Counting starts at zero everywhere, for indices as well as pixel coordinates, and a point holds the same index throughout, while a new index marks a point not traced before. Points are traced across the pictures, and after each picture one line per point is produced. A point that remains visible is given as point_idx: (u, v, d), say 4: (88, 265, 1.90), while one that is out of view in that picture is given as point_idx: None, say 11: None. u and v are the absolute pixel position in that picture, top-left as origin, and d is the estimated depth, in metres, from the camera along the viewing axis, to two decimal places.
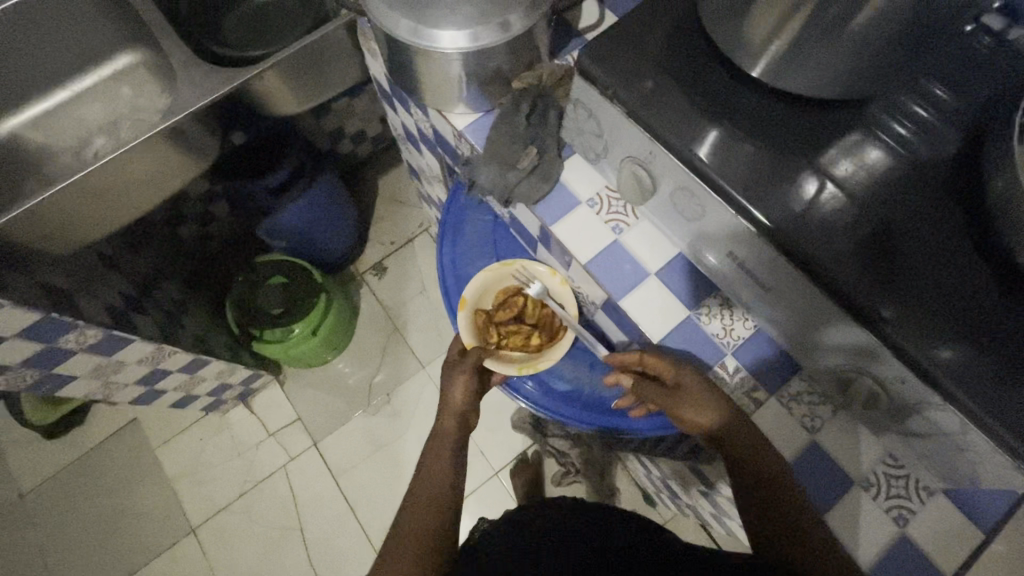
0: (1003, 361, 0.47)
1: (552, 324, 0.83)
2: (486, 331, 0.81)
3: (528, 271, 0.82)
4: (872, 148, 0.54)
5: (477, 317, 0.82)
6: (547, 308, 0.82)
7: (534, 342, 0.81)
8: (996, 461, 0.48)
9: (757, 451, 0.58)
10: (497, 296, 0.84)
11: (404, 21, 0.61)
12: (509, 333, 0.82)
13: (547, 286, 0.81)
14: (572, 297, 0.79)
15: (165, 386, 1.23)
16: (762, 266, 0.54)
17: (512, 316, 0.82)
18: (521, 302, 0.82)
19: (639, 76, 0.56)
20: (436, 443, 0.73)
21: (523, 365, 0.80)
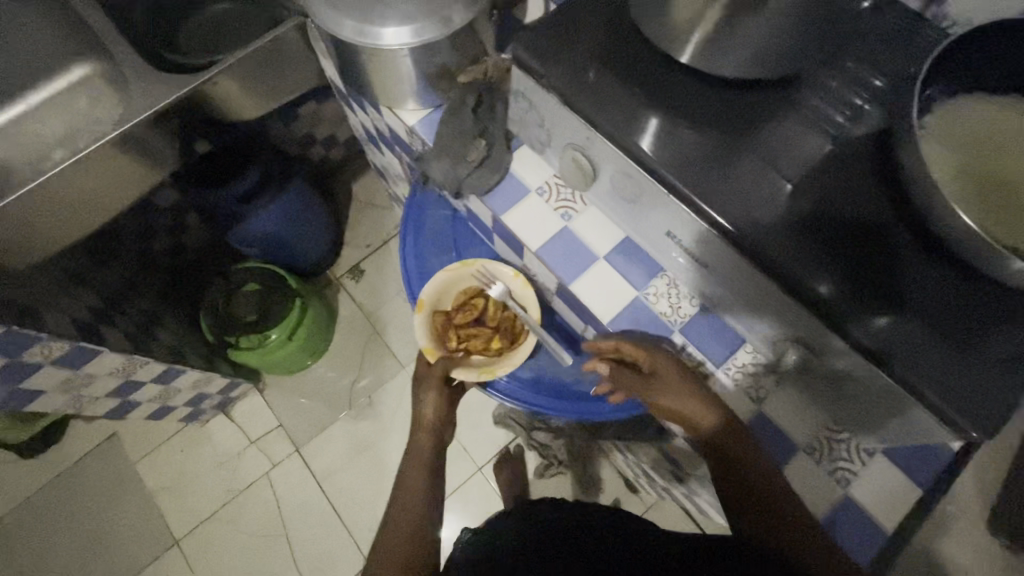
0: (926, 322, 0.50)
1: (513, 328, 0.82)
2: (445, 334, 0.81)
3: (488, 270, 0.82)
4: (794, 126, 0.57)
5: (436, 317, 0.82)
6: (508, 311, 0.82)
7: (495, 346, 0.81)
8: (920, 420, 0.50)
9: (744, 446, 0.60)
10: (457, 297, 0.83)
11: (348, 22, 0.62)
12: (469, 335, 0.81)
13: (508, 287, 0.82)
14: (534, 299, 0.80)
15: (140, 397, 1.23)
16: (699, 245, 0.56)
17: (473, 318, 0.82)
18: (481, 304, 0.82)
19: (574, 67, 0.58)
20: (412, 459, 0.75)
21: (483, 371, 0.79)
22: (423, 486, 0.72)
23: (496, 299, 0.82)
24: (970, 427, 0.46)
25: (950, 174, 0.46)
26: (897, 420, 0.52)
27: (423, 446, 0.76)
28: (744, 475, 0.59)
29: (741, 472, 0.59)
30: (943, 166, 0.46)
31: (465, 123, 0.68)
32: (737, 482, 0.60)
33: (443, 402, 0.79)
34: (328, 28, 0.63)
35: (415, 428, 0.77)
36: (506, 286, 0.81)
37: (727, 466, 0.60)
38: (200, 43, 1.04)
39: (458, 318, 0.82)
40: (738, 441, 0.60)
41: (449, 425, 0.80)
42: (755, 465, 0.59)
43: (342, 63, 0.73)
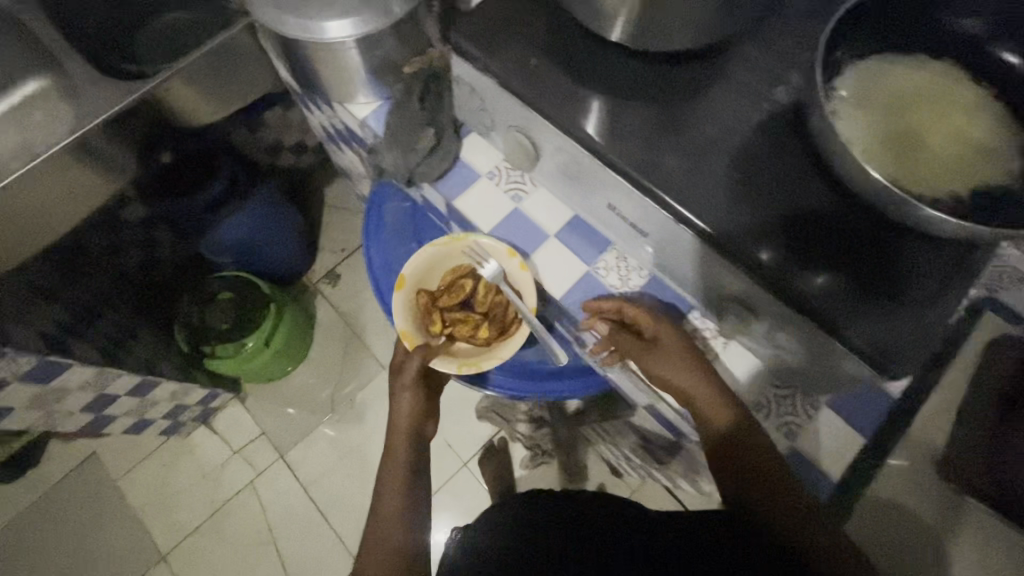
0: (850, 272, 0.52)
1: (504, 316, 0.76)
2: (429, 317, 0.76)
3: (479, 245, 0.70)
4: (724, 93, 0.59)
5: (420, 298, 0.76)
6: (500, 295, 0.76)
7: (482, 335, 0.76)
8: (852, 370, 0.52)
9: (758, 440, 0.60)
10: (444, 276, 0.77)
11: (292, 20, 0.64)
12: (455, 321, 0.76)
13: (503, 267, 0.68)
14: (533, 286, 0.67)
15: (115, 411, 1.23)
16: (637, 214, 0.58)
17: (460, 302, 0.76)
18: (470, 286, 0.76)
19: (509, 51, 0.60)
20: (390, 461, 0.74)
21: (465, 363, 0.75)
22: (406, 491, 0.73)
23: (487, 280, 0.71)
24: (895, 370, 0.49)
25: (861, 129, 0.48)
26: (836, 369, 0.55)
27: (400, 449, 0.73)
28: (760, 471, 0.59)
29: (759, 468, 0.59)
30: (853, 123, 0.49)
31: (412, 112, 0.69)
32: (755, 479, 0.59)
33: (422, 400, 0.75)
34: (273, 24, 0.64)
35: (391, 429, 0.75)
36: (500, 267, 0.67)
37: (751, 467, 0.60)
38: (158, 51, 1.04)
39: (443, 300, 0.76)
40: (751, 439, 0.60)
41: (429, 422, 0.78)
42: (776, 464, 0.59)
43: (291, 61, 0.74)
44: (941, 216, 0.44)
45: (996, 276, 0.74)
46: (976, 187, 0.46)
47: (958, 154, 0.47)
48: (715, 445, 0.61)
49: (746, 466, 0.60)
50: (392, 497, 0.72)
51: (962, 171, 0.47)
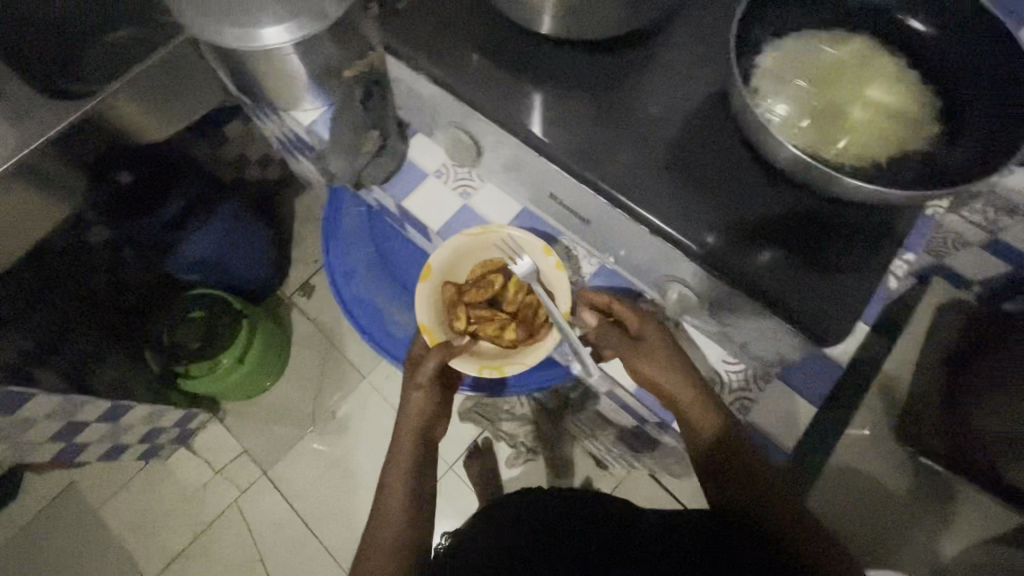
0: (788, 245, 0.53)
1: (534, 319, 0.68)
2: (453, 312, 0.67)
3: (514, 241, 0.67)
4: (655, 74, 0.60)
5: (446, 290, 0.68)
6: (531, 296, 0.69)
7: (508, 337, 0.66)
8: (792, 342, 0.54)
9: (740, 440, 0.60)
10: (474, 269, 0.69)
11: (227, 30, 0.62)
12: (481, 320, 0.67)
13: (536, 266, 0.66)
14: (566, 287, 0.65)
15: (87, 438, 1.21)
16: (579, 202, 0.59)
17: (488, 298, 0.68)
18: (501, 282, 0.68)
19: (445, 47, 0.60)
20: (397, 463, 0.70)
21: (486, 365, 0.65)
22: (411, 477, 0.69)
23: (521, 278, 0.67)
24: (831, 339, 0.50)
25: (782, 105, 0.50)
26: (779, 343, 0.56)
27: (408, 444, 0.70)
28: (741, 468, 0.59)
29: (742, 466, 0.59)
30: (775, 99, 0.50)
31: (355, 113, 0.69)
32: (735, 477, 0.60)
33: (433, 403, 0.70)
34: (208, 36, 0.63)
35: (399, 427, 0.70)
36: (534, 264, 0.65)
37: (731, 466, 0.59)
38: (91, 55, 0.94)
39: (471, 295, 0.68)
40: (737, 444, 0.59)
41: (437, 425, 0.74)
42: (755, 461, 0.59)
43: (233, 71, 0.74)
44: (862, 184, 0.46)
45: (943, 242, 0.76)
46: (894, 154, 0.48)
47: (876, 122, 0.49)
48: (703, 451, 0.60)
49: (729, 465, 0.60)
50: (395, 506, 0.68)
51: (880, 140, 0.48)
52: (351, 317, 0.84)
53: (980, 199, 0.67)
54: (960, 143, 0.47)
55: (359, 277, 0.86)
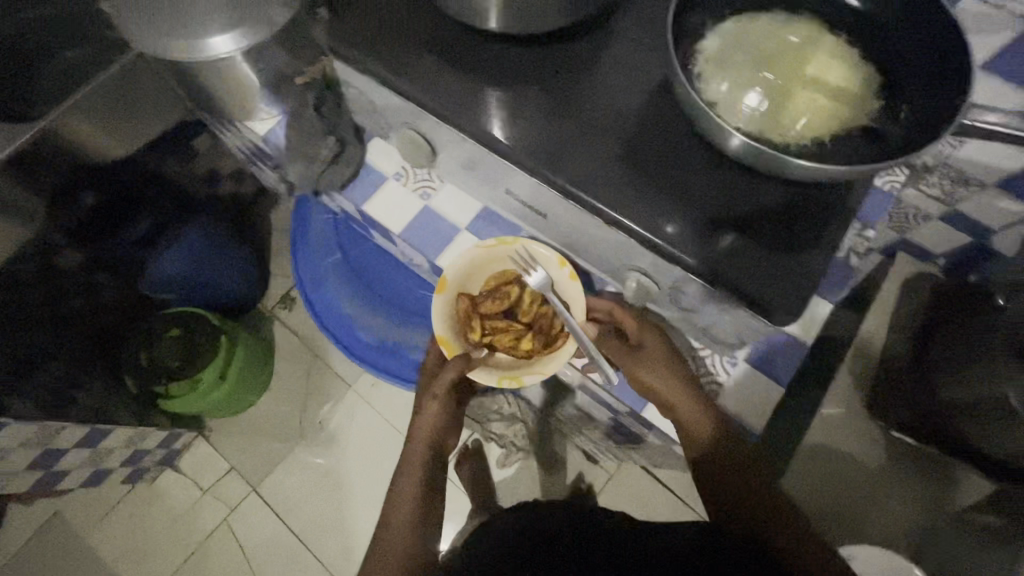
0: (746, 227, 0.52)
1: (551, 328, 0.65)
2: (468, 324, 0.65)
3: (528, 251, 0.64)
4: (605, 63, 0.59)
5: (459, 302, 0.65)
6: (546, 306, 0.65)
7: (525, 347, 0.64)
8: (754, 325, 0.53)
9: (735, 446, 0.60)
10: (488, 280, 0.66)
11: (172, 42, 0.61)
12: (496, 330, 0.65)
13: (551, 277, 0.63)
14: (581, 298, 0.62)
15: (67, 464, 1.20)
16: (534, 196, 0.59)
17: (505, 309, 0.66)
18: (515, 294, 0.65)
19: (393, 48, 0.59)
20: (407, 473, 0.69)
21: (504, 376, 0.62)
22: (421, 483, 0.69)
23: (535, 290, 0.65)
24: (789, 318, 0.49)
25: (729, 89, 0.50)
26: (742, 328, 0.55)
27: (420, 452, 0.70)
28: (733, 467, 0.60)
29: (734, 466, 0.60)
30: (720, 84, 0.50)
31: None
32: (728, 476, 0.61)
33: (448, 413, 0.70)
34: (153, 49, 0.62)
35: (413, 438, 0.70)
36: (548, 275, 0.63)
37: (724, 465, 0.60)
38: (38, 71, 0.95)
39: (487, 306, 0.65)
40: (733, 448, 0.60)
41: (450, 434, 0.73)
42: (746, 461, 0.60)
43: (185, 83, 0.73)
44: (809, 162, 0.46)
45: (905, 218, 0.77)
46: (838, 130, 0.48)
47: (820, 101, 0.49)
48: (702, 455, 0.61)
49: (721, 466, 0.60)
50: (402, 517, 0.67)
51: (824, 119, 0.48)
52: (325, 327, 0.84)
53: (935, 173, 0.68)
54: (900, 117, 0.48)
55: (329, 285, 0.85)
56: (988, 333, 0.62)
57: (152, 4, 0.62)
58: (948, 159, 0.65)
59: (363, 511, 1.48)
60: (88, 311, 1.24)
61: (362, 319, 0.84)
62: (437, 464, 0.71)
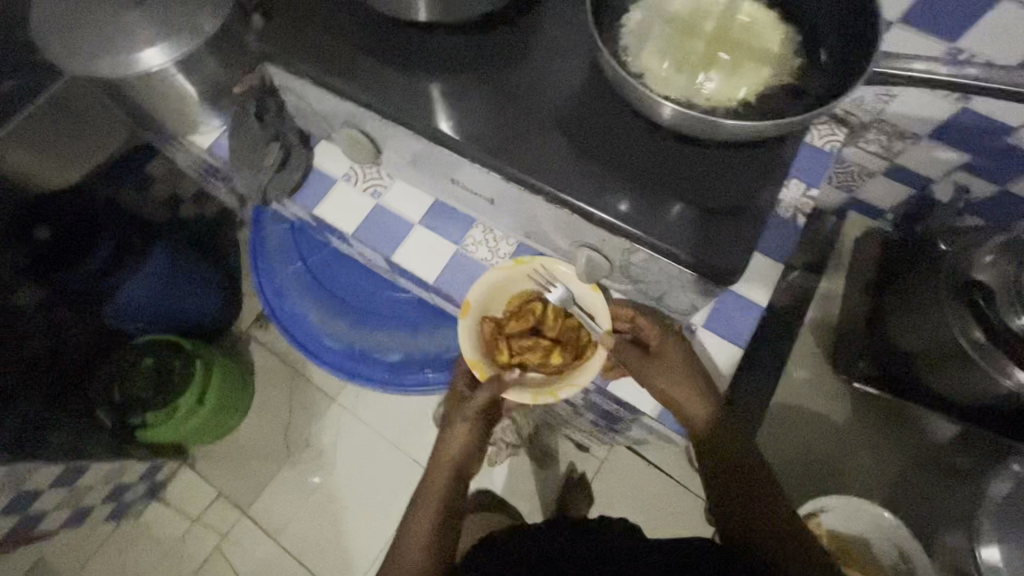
0: (689, 193, 0.53)
1: (579, 341, 0.65)
2: (495, 346, 0.64)
3: (546, 269, 0.64)
4: (538, 45, 0.60)
5: (484, 326, 0.64)
6: (571, 319, 0.65)
7: (554, 362, 0.63)
8: (705, 289, 0.54)
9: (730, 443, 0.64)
10: (511, 300, 0.65)
11: (102, 61, 0.60)
12: (524, 348, 0.64)
13: (571, 290, 0.63)
14: (604, 308, 0.62)
15: (43, 506, 1.17)
16: (480, 182, 0.59)
17: (531, 327, 0.65)
18: (539, 311, 0.65)
19: (325, 47, 0.59)
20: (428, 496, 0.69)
21: (540, 393, 0.61)
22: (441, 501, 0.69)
23: (558, 306, 0.64)
24: (731, 277, 0.50)
25: (658, 59, 0.51)
26: (695, 293, 0.56)
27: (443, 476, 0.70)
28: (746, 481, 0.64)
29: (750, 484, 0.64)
30: (647, 56, 0.51)
31: (251, 128, 0.67)
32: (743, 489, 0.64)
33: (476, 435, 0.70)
34: (81, 69, 0.61)
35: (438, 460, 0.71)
36: (569, 290, 0.63)
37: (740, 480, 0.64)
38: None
39: (512, 326, 0.64)
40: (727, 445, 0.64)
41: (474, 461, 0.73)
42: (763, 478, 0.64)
43: (123, 103, 0.72)
44: (738, 122, 0.47)
45: (851, 175, 0.79)
46: (761, 92, 0.50)
47: (742, 64, 0.50)
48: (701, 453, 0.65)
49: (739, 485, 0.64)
50: (418, 537, 0.67)
51: (749, 82, 0.50)
52: (294, 338, 0.82)
53: (872, 130, 0.70)
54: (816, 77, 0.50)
55: (293, 296, 0.84)
56: (931, 283, 0.64)
57: (75, 23, 0.61)
58: (881, 114, 0.67)
59: (359, 523, 1.45)
60: (53, 351, 1.25)
61: (330, 328, 0.83)
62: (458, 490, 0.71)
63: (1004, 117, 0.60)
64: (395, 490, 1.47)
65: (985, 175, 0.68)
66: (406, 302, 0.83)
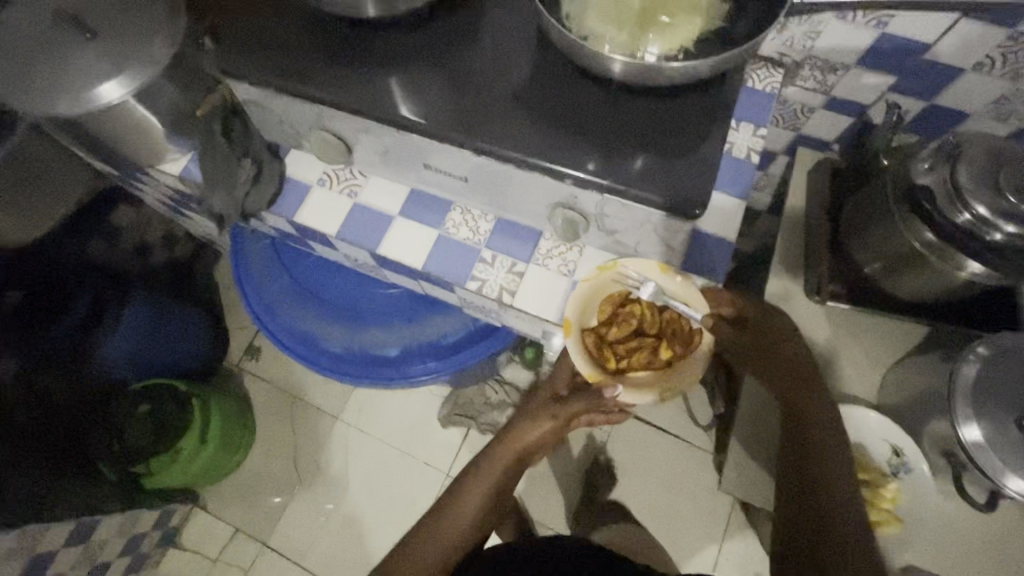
0: (648, 140, 0.57)
1: (683, 331, 0.66)
2: (603, 356, 0.65)
3: (632, 270, 0.63)
4: (487, 27, 0.63)
5: (589, 339, 0.65)
6: (667, 312, 0.66)
7: (665, 355, 0.64)
8: (676, 227, 0.57)
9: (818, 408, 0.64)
10: (604, 307, 0.65)
11: (62, 98, 0.61)
12: (631, 350, 0.65)
13: (660, 284, 0.63)
14: (698, 295, 0.63)
15: (60, 568, 1.14)
16: (452, 163, 0.62)
17: (631, 328, 0.65)
18: (637, 311, 0.65)
19: (284, 56, 0.61)
20: (472, 489, 0.70)
21: (663, 390, 0.63)
22: (493, 490, 0.70)
23: (651, 302, 0.64)
24: (695, 208, 0.54)
25: (598, 22, 0.54)
26: (667, 232, 0.59)
27: (496, 471, 0.71)
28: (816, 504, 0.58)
29: (820, 501, 0.58)
30: (586, 21, 0.55)
31: (220, 148, 0.68)
32: (801, 513, 0.58)
33: (552, 436, 0.73)
34: (41, 109, 0.61)
35: (507, 446, 0.72)
36: (658, 285, 0.63)
37: (808, 502, 0.58)
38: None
39: (613, 333, 0.65)
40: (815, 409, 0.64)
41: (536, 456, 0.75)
42: (836, 501, 0.57)
43: (87, 141, 0.72)
44: (679, 65, 0.51)
45: (795, 115, 0.84)
46: (695, 39, 0.54)
47: (674, 17, 0.54)
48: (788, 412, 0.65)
49: (798, 495, 0.60)
50: (461, 515, 0.69)
51: (683, 33, 0.54)
52: (290, 349, 0.83)
53: (806, 67, 0.75)
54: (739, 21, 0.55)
55: (284, 308, 0.85)
56: (880, 196, 0.69)
57: (27, 65, 0.62)
58: (812, 51, 0.72)
59: (381, 536, 1.46)
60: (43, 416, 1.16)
61: (327, 335, 0.84)
62: (509, 482, 0.72)
63: (919, 34, 0.65)
64: (413, 498, 1.48)
65: (912, 94, 0.74)
66: (398, 299, 0.85)
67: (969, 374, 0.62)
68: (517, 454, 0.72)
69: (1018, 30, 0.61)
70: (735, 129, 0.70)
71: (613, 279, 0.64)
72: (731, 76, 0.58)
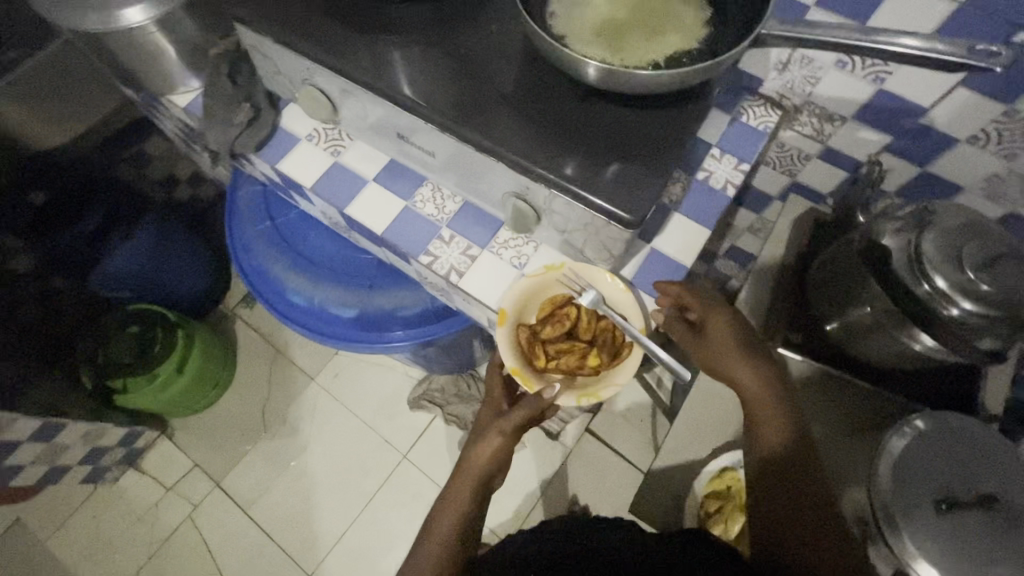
0: (611, 147, 0.58)
1: (614, 342, 0.66)
2: (532, 352, 0.65)
3: (578, 273, 0.64)
4: (489, 17, 0.65)
5: (520, 333, 0.64)
6: (604, 320, 0.66)
7: (591, 363, 0.64)
8: (620, 237, 0.58)
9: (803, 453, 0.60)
10: (543, 308, 0.66)
11: (87, 15, 0.66)
12: (561, 352, 0.65)
13: (602, 293, 0.64)
14: (636, 308, 0.64)
15: (20, 460, 1.20)
16: (424, 138, 0.64)
17: (564, 331, 0.65)
18: (573, 314, 0.65)
19: (291, 12, 0.65)
20: (427, 555, 0.62)
21: (583, 394, 0.63)
22: (459, 517, 0.64)
23: (588, 309, 0.65)
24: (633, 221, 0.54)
25: (580, 27, 0.56)
26: (613, 242, 0.59)
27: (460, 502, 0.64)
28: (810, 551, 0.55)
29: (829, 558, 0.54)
30: (569, 24, 0.56)
31: (224, 89, 0.73)
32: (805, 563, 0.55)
33: (507, 452, 0.67)
34: (67, 21, 0.67)
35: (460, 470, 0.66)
36: (599, 293, 0.64)
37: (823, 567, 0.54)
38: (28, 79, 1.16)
39: (547, 331, 0.65)
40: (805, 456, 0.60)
41: (498, 476, 0.69)
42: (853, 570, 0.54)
43: (113, 61, 0.78)
44: (645, 77, 0.52)
45: (791, 160, 0.83)
46: (671, 57, 0.55)
47: (654, 35, 0.56)
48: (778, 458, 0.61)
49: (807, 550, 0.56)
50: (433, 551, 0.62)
51: (661, 50, 0.55)
52: (256, 290, 0.87)
53: (804, 113, 0.74)
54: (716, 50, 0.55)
55: (259, 251, 0.89)
56: (850, 252, 0.68)
57: None
58: (811, 96, 0.72)
59: (330, 503, 1.47)
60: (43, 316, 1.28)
61: (294, 286, 0.88)
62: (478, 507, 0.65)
63: (916, 96, 0.64)
64: (367, 470, 1.50)
65: (907, 158, 0.72)
66: (366, 265, 0.88)
67: (896, 446, 0.60)
68: (475, 476, 0.66)
69: (1013, 108, 0.59)
70: (716, 160, 0.70)
71: (558, 279, 0.65)
72: (706, 100, 0.59)
